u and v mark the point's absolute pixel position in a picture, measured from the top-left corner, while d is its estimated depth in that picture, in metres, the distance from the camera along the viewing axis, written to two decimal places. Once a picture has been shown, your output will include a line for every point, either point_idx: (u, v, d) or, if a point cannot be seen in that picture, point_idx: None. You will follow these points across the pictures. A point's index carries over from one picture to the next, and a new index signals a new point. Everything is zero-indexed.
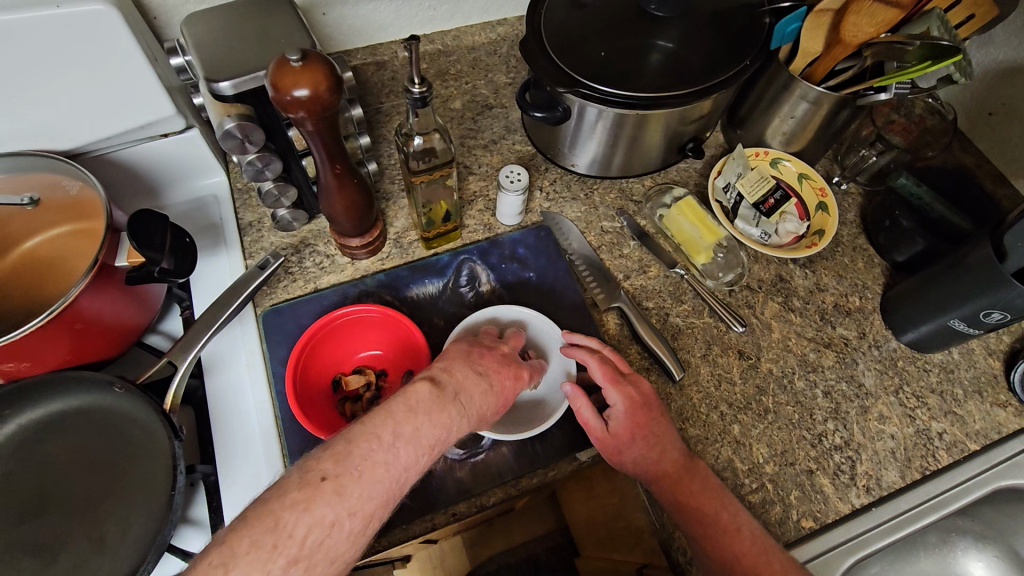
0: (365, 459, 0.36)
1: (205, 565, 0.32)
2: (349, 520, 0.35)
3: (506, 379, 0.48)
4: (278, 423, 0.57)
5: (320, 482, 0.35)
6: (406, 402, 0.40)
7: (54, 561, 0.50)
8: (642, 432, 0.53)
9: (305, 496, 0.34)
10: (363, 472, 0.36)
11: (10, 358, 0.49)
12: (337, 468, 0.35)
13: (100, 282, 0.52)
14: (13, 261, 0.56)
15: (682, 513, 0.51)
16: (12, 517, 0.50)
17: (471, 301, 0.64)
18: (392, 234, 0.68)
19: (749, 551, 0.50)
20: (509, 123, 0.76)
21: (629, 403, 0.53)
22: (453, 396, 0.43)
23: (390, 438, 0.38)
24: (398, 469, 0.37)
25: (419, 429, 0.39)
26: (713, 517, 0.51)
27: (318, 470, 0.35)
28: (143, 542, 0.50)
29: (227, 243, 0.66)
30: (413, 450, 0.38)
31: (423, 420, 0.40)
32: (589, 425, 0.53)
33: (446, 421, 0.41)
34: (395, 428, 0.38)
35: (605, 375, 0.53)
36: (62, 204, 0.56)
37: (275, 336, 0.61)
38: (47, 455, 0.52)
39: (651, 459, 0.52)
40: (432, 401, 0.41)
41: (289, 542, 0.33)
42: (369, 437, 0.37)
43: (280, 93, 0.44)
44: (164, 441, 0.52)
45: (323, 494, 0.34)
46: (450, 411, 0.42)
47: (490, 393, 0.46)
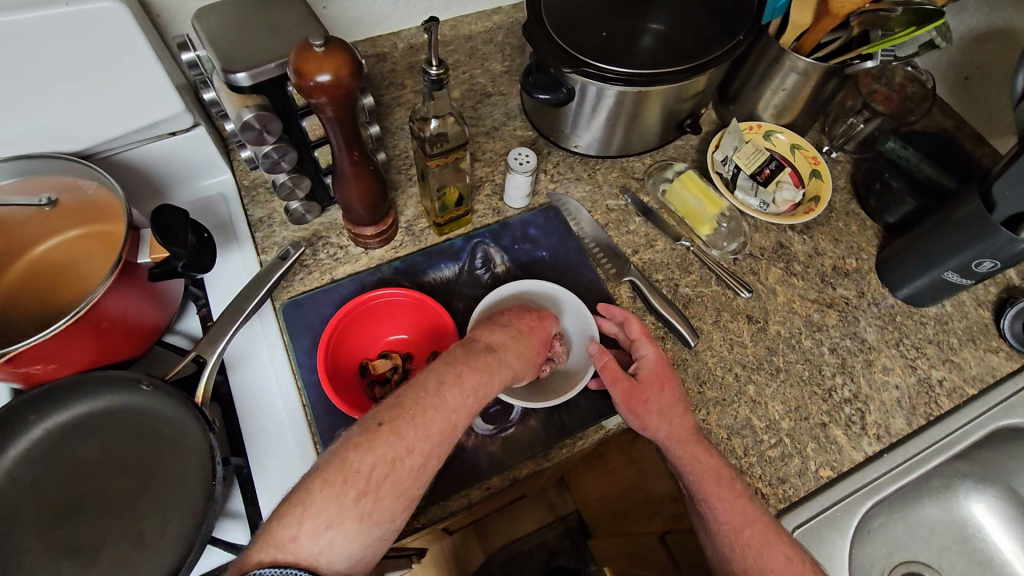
0: (416, 404, 0.41)
1: (288, 504, 0.37)
2: (408, 457, 0.39)
3: (530, 318, 0.52)
4: (307, 410, 0.58)
5: (378, 427, 0.39)
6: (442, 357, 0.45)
7: (94, 561, 0.50)
8: (670, 385, 0.55)
9: (366, 439, 0.39)
10: (415, 414, 0.40)
11: (38, 360, 0.49)
12: (392, 416, 0.40)
13: (124, 281, 0.51)
14: (28, 265, 0.55)
15: (697, 468, 0.52)
16: (49, 521, 0.50)
17: (488, 282, 0.65)
18: (403, 222, 0.69)
19: (753, 524, 0.52)
20: (508, 110, 0.78)
21: (658, 355, 0.56)
22: (485, 346, 0.47)
23: (434, 387, 0.42)
24: (447, 412, 0.42)
25: (459, 375, 0.44)
26: (722, 478, 0.53)
27: (375, 419, 0.40)
28: (185, 536, 0.50)
29: (239, 240, 0.66)
30: (457, 393, 0.43)
31: (461, 366, 0.44)
32: (618, 375, 0.54)
33: (483, 368, 0.45)
34: (437, 379, 0.43)
35: (640, 330, 0.57)
36: (79, 206, 0.56)
37: (297, 328, 0.61)
38: (77, 457, 0.52)
39: (677, 412, 0.54)
40: (465, 353, 0.46)
41: (357, 477, 0.37)
42: (418, 388, 0.42)
43: (303, 79, 0.45)
44: (194, 435, 0.52)
45: (381, 437, 0.39)
46: (485, 358, 0.46)
47: (521, 342, 0.50)
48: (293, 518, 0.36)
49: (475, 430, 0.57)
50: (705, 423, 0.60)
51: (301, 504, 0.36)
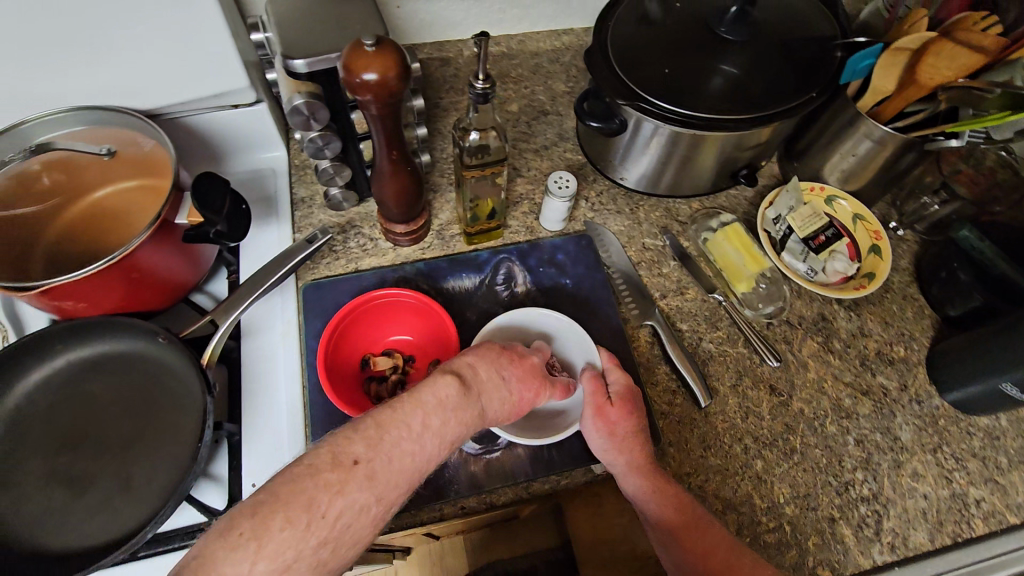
0: (396, 447, 0.37)
1: (236, 531, 0.31)
2: (376, 505, 0.36)
3: (535, 383, 0.49)
4: (305, 391, 0.59)
5: (353, 465, 0.35)
6: (434, 395, 0.41)
7: (83, 494, 0.51)
8: (639, 411, 0.54)
9: (339, 479, 0.34)
10: (394, 460, 0.36)
11: (67, 297, 0.52)
12: (369, 453, 0.36)
13: (160, 237, 0.54)
14: (82, 209, 0.59)
15: (656, 499, 0.51)
16: (52, 447, 0.52)
17: (506, 299, 0.64)
18: (436, 225, 0.69)
19: (714, 555, 0.48)
20: (562, 130, 0.77)
21: (628, 381, 0.55)
22: (477, 399, 0.44)
23: (417, 433, 0.38)
24: (421, 461, 0.38)
25: (443, 426, 0.40)
26: (683, 510, 0.50)
27: (350, 453, 0.36)
28: (168, 486, 0.51)
29: (278, 215, 0.69)
30: (435, 446, 0.39)
31: (448, 419, 0.41)
32: (592, 394, 0.53)
33: (465, 421, 0.42)
34: (425, 420, 0.39)
35: (610, 358, 0.57)
36: (135, 160, 0.60)
37: (313, 310, 0.63)
38: (89, 393, 0.55)
39: (640, 441, 0.53)
40: (456, 399, 0.42)
41: (321, 524, 0.33)
42: (401, 426, 0.38)
43: (350, 75, 0.46)
44: (196, 393, 0.54)
45: (355, 478, 0.35)
46: (471, 410, 0.43)
47: (513, 401, 0.47)
48: (244, 556, 0.31)
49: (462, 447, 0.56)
50: (700, 489, 0.57)
51: (255, 540, 0.31)
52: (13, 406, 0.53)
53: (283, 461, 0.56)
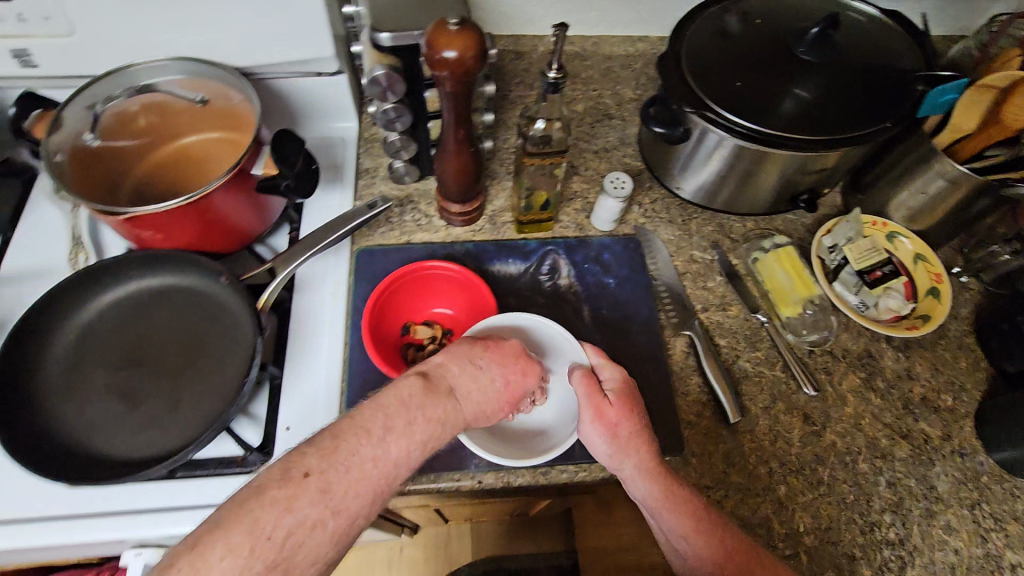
0: (352, 456, 0.39)
1: (180, 564, 0.33)
2: (331, 520, 0.38)
3: (512, 370, 0.50)
4: (346, 345, 0.61)
5: (303, 479, 0.38)
6: (396, 397, 0.43)
7: (136, 409, 0.55)
8: (638, 407, 0.53)
9: (287, 495, 0.37)
10: (347, 471, 0.39)
11: (148, 227, 0.56)
12: (322, 465, 0.38)
13: (236, 183, 0.58)
14: (172, 153, 0.66)
15: (668, 502, 0.50)
16: (114, 363, 0.57)
17: (548, 290, 0.65)
18: (489, 211, 0.71)
19: (736, 558, 0.49)
20: (624, 135, 0.78)
21: (624, 375, 0.54)
22: (447, 390, 0.46)
23: (378, 432, 0.41)
24: (383, 468, 0.40)
25: (408, 425, 0.42)
26: (697, 513, 0.50)
27: (302, 467, 0.38)
28: (212, 415, 0.54)
29: (343, 181, 0.72)
30: (401, 447, 0.41)
31: (415, 415, 0.43)
32: (588, 393, 0.53)
33: (435, 417, 0.44)
34: (385, 424, 0.41)
35: (597, 353, 0.56)
36: (223, 111, 0.64)
37: (364, 274, 0.66)
38: (152, 319, 0.59)
39: (644, 440, 0.52)
40: (422, 395, 0.44)
41: (268, 545, 0.35)
42: (359, 432, 0.40)
43: (432, 50, 0.49)
44: (248, 332, 0.57)
45: (306, 493, 0.37)
46: (441, 403, 0.45)
47: (488, 392, 0.48)
48: None
49: None
50: (718, 504, 0.56)
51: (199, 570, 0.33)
52: (88, 321, 0.58)
53: (317, 407, 0.58)
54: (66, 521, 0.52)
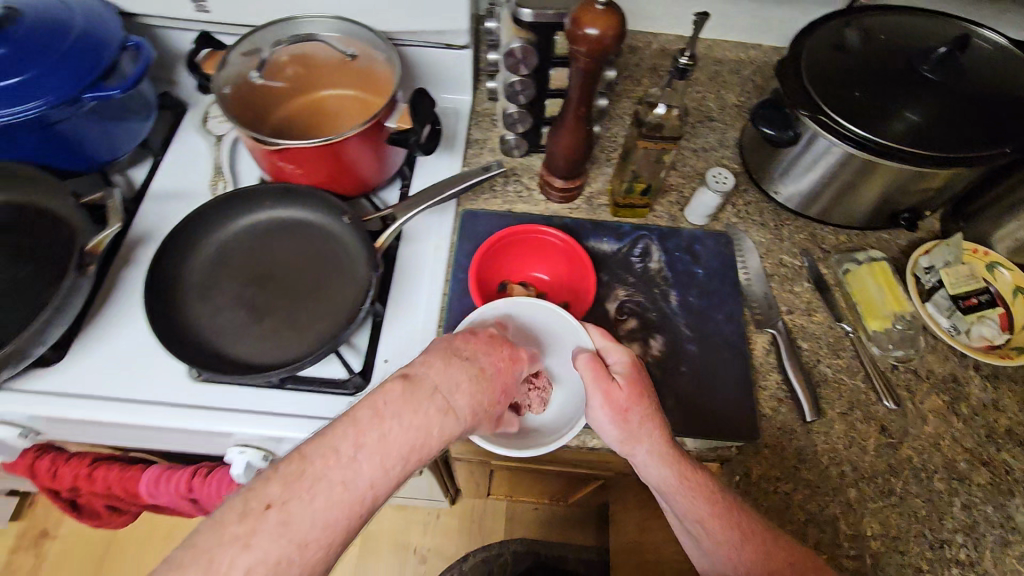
0: (318, 481, 0.38)
1: None
2: (298, 553, 0.36)
3: (498, 357, 0.48)
4: (445, 295, 0.66)
5: (264, 511, 0.36)
6: (373, 403, 0.40)
7: (259, 322, 0.61)
8: (648, 390, 0.53)
9: (247, 530, 0.35)
10: (312, 500, 0.37)
11: (290, 161, 0.62)
12: (282, 495, 0.37)
13: (370, 133, 0.63)
14: (313, 103, 0.72)
15: (682, 486, 0.52)
16: (242, 280, 0.63)
17: (638, 270, 0.68)
18: (587, 192, 0.75)
19: (754, 540, 0.51)
20: (724, 138, 0.80)
21: (631, 357, 0.55)
22: (431, 387, 0.43)
23: (348, 452, 0.38)
24: (357, 491, 0.38)
25: (385, 437, 0.39)
26: (712, 497, 0.52)
27: (262, 499, 0.36)
28: (324, 337, 0.60)
29: (453, 148, 0.77)
30: (377, 464, 0.39)
31: (392, 423, 0.40)
32: (599, 378, 0.52)
33: (419, 421, 0.41)
34: (355, 441, 0.39)
35: (602, 338, 0.56)
36: (366, 69, 0.70)
37: (466, 233, 0.70)
38: (278, 246, 0.65)
39: (655, 425, 0.52)
40: (403, 397, 0.41)
41: None
42: (326, 452, 0.38)
43: (576, 27, 0.52)
44: (363, 270, 0.63)
45: (265, 526, 0.36)
46: (422, 403, 0.41)
47: (481, 385, 0.45)
48: None
49: None
50: (786, 495, 0.57)
51: None
52: (224, 241, 0.65)
53: (414, 346, 0.63)
54: (185, 408, 0.58)
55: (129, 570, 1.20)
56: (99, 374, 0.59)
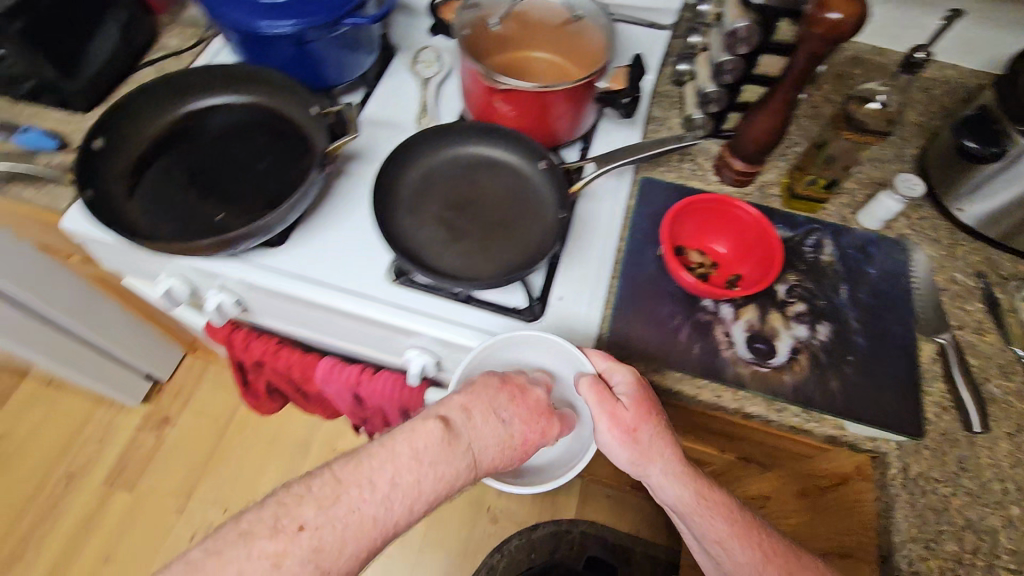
0: (349, 511, 0.44)
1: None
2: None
3: (539, 422, 0.54)
4: (620, 250, 0.70)
5: (298, 530, 0.43)
6: (416, 445, 0.47)
7: (457, 242, 0.67)
8: (653, 408, 0.57)
9: (280, 546, 0.42)
10: (339, 530, 0.44)
11: (508, 102, 0.69)
12: (316, 521, 0.43)
13: (581, 90, 0.68)
14: (516, 56, 0.77)
15: (695, 503, 0.56)
16: (443, 203, 0.69)
17: (809, 259, 0.69)
18: (760, 181, 0.77)
19: (779, 560, 0.55)
20: (902, 152, 0.80)
21: (635, 375, 0.58)
22: (468, 444, 0.49)
23: (382, 492, 0.45)
24: (375, 529, 0.45)
25: (416, 485, 0.46)
26: (731, 515, 0.57)
27: (298, 520, 0.43)
28: (512, 265, 0.65)
29: (633, 121, 0.81)
30: (401, 508, 0.46)
31: (427, 471, 0.47)
32: (605, 405, 0.56)
33: (446, 477, 0.47)
34: (391, 480, 0.46)
35: (605, 359, 0.59)
36: (577, 42, 0.75)
37: (644, 198, 0.74)
38: (477, 179, 0.71)
39: (664, 442, 0.57)
40: (440, 448, 0.48)
41: None
42: (362, 486, 0.45)
43: (819, 10, 0.55)
44: (551, 213, 0.69)
45: (297, 545, 0.42)
46: (456, 460, 0.48)
47: (506, 449, 0.52)
48: None
49: (737, 351, 0.63)
50: (944, 496, 0.57)
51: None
52: (429, 167, 0.71)
53: (587, 290, 0.68)
54: (384, 303, 0.65)
55: (233, 467, 1.32)
56: (314, 261, 0.67)
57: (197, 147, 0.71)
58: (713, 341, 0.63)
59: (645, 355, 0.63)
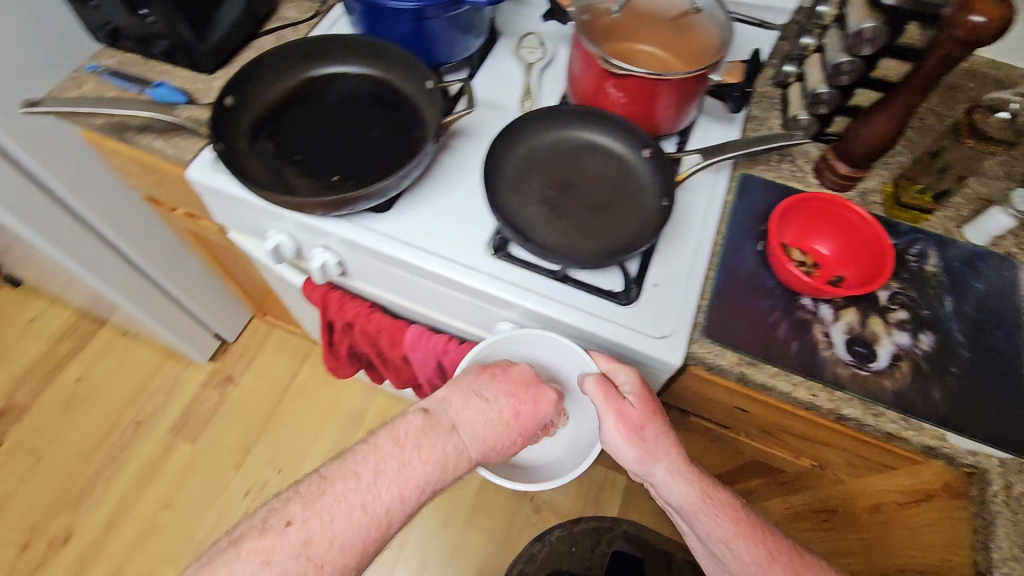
0: (334, 505, 0.51)
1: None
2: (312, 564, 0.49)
3: (524, 401, 0.60)
4: (718, 243, 0.70)
5: (285, 527, 0.50)
6: (403, 430, 0.55)
7: (558, 221, 0.68)
8: (656, 408, 0.62)
9: (271, 542, 0.49)
10: (324, 520, 0.50)
11: (623, 89, 0.70)
12: (302, 515, 0.51)
13: (694, 82, 0.69)
14: (622, 48, 0.77)
15: (700, 500, 0.62)
16: (546, 182, 0.71)
17: (913, 268, 0.68)
18: (859, 189, 0.75)
19: (777, 554, 0.61)
20: (1015, 168, 0.77)
21: (637, 374, 0.62)
22: (449, 426, 0.57)
23: (368, 479, 0.52)
24: (365, 514, 0.52)
25: (403, 468, 0.53)
26: (734, 513, 0.62)
27: (285, 518, 0.50)
28: (613, 248, 0.66)
29: (732, 119, 0.81)
30: (390, 490, 0.53)
31: (412, 454, 0.54)
32: (610, 403, 0.61)
33: (432, 454, 0.55)
34: (377, 468, 0.53)
35: (607, 360, 0.64)
36: (690, 39, 0.75)
37: (743, 195, 0.74)
38: (580, 162, 0.72)
39: (669, 442, 0.62)
40: (423, 429, 0.56)
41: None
42: (347, 477, 0.52)
43: (962, 11, 0.54)
44: (652, 201, 0.69)
45: (286, 539, 0.49)
46: (439, 437, 0.56)
47: (495, 426, 0.58)
48: None
49: (835, 350, 0.63)
50: None
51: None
52: (533, 147, 0.73)
53: (683, 279, 0.67)
54: (483, 274, 0.67)
55: (289, 430, 1.36)
56: (417, 229, 0.69)
57: (312, 111, 0.75)
58: (811, 341, 0.63)
59: (742, 347, 0.63)
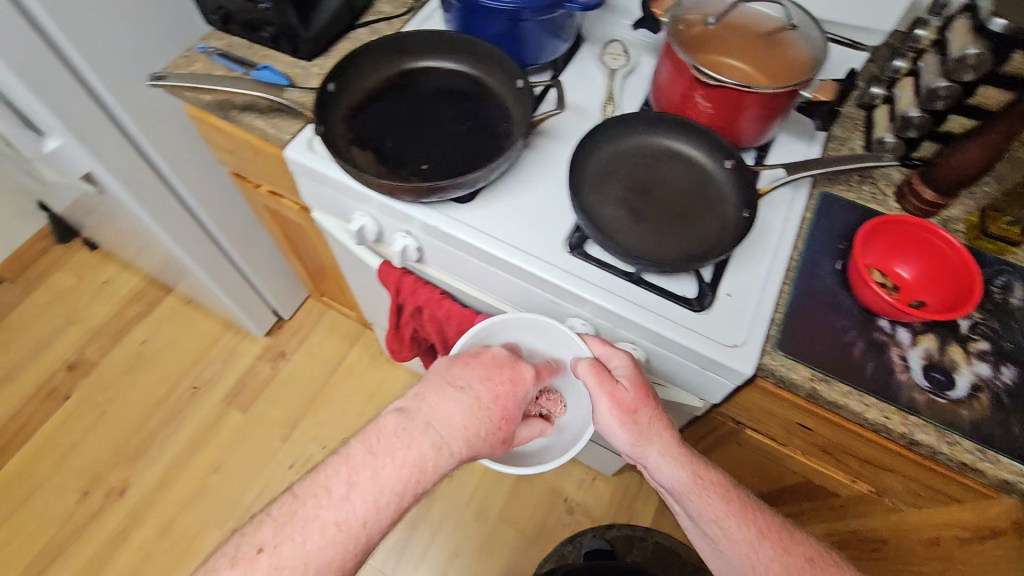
0: (304, 526, 0.53)
1: None
2: None
3: (500, 385, 0.61)
4: (795, 258, 0.70)
5: (258, 552, 0.52)
6: (378, 432, 0.56)
7: (637, 223, 0.70)
8: (649, 393, 0.65)
9: (245, 565, 0.51)
10: (293, 544, 0.52)
11: (711, 98, 0.71)
12: (273, 540, 0.52)
13: (783, 97, 0.69)
14: (712, 58, 0.77)
15: (692, 481, 0.64)
16: (627, 185, 0.72)
17: (997, 300, 0.67)
18: (941, 216, 0.74)
19: (769, 538, 0.64)
20: None
21: (631, 359, 0.65)
22: (423, 424, 0.56)
23: (338, 492, 0.54)
24: (338, 529, 0.53)
25: (376, 473, 0.54)
26: (726, 496, 0.65)
27: (256, 544, 0.52)
28: (690, 255, 0.67)
29: (812, 137, 0.81)
30: (362, 500, 0.54)
31: (383, 458, 0.55)
32: (602, 386, 0.64)
33: (409, 450, 0.55)
34: (350, 478, 0.54)
35: (601, 345, 0.67)
36: (781, 52, 0.76)
37: (822, 212, 0.74)
38: (661, 169, 0.74)
39: (661, 425, 0.65)
40: (400, 428, 0.56)
41: None
42: (319, 493, 0.54)
43: None
44: (731, 212, 0.70)
45: (257, 563, 0.51)
46: (414, 432, 0.56)
47: (476, 413, 0.58)
48: None
49: (911, 373, 0.63)
50: None
51: None
52: (615, 150, 0.74)
53: (757, 291, 0.67)
54: (560, 270, 0.69)
55: (335, 408, 1.41)
56: (498, 221, 0.72)
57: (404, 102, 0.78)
58: (886, 363, 0.63)
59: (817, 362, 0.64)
